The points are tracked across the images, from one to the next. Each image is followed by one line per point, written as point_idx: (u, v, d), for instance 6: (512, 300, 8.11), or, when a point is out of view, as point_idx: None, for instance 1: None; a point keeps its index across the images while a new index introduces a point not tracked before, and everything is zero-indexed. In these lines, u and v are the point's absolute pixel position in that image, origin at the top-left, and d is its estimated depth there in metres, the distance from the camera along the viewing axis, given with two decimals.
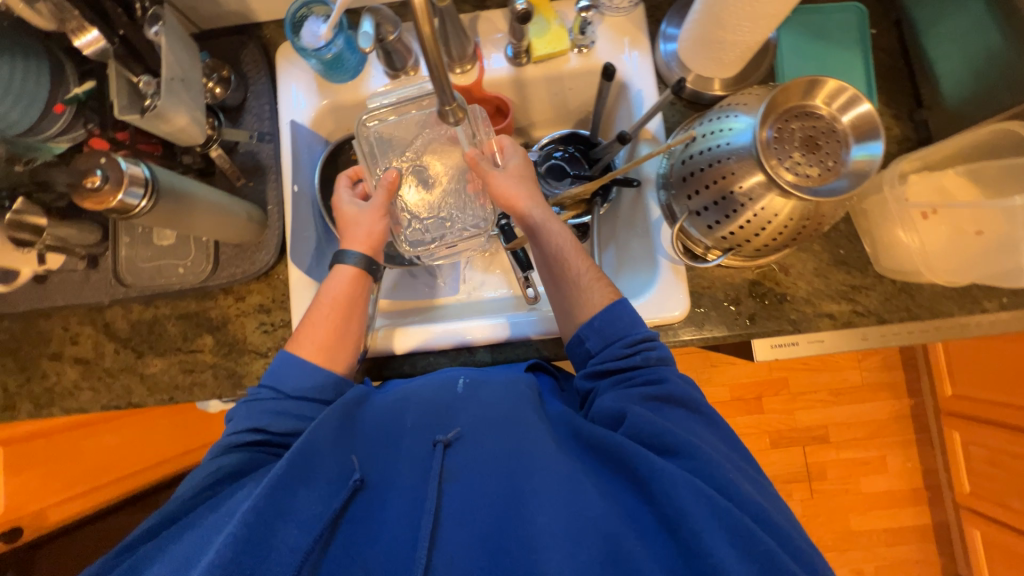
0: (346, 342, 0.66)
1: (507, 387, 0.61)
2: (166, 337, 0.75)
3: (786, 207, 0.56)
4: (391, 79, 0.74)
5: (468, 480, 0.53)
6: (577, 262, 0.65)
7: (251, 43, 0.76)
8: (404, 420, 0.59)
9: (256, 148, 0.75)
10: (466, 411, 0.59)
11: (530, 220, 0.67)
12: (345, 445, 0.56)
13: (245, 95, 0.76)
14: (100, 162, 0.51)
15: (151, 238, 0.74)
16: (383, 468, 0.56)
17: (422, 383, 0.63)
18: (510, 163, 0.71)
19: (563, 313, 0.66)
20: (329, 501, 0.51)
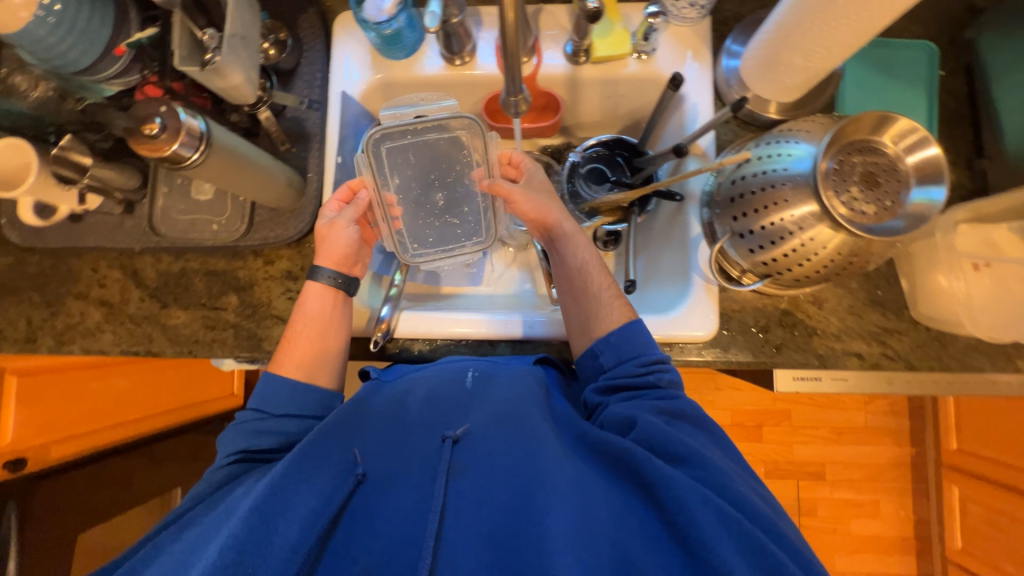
0: (326, 352, 0.64)
1: (517, 380, 0.61)
2: (191, 291, 0.75)
3: (835, 240, 0.55)
4: (446, 62, 0.74)
5: (473, 477, 0.53)
6: (598, 277, 0.66)
7: (311, 9, 0.76)
8: (411, 411, 0.59)
9: (304, 115, 0.74)
10: (473, 410, 0.59)
11: (560, 229, 0.67)
12: (348, 436, 0.55)
13: (298, 61, 0.75)
14: (160, 110, 0.52)
15: (190, 191, 0.74)
16: (385, 460, 0.56)
17: (427, 375, 0.63)
18: (535, 174, 0.72)
19: (579, 328, 0.66)
20: (332, 495, 0.51)
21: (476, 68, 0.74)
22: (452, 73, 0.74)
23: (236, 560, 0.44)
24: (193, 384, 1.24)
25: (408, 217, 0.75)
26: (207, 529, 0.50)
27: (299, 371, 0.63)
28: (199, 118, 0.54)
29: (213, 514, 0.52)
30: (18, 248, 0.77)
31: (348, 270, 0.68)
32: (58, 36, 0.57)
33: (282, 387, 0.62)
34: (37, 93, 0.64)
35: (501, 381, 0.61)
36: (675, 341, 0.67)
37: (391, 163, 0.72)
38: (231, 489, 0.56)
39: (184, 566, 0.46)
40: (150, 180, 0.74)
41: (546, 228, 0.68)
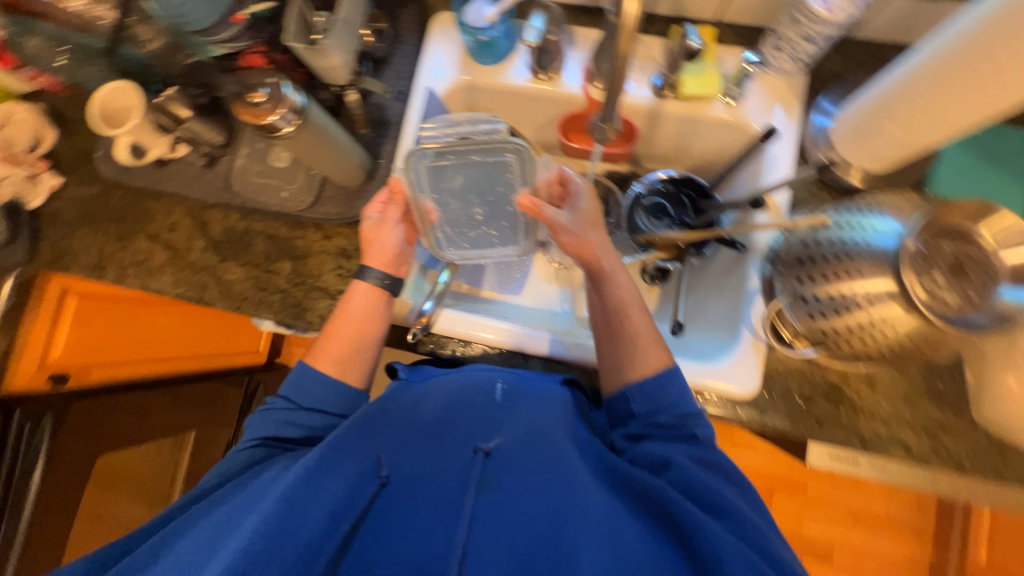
0: (358, 351, 0.65)
1: (548, 403, 0.61)
2: (250, 250, 0.78)
3: (906, 323, 0.52)
4: (532, 76, 0.75)
5: (503, 492, 0.52)
6: (635, 318, 0.63)
7: (413, 6, 0.79)
8: (442, 416, 0.58)
9: (387, 103, 0.77)
10: (504, 425, 0.58)
11: (597, 267, 0.65)
12: (371, 436, 0.55)
13: (392, 52, 0.78)
14: (268, 81, 0.56)
15: (268, 156, 0.77)
16: (408, 465, 0.55)
17: (458, 381, 0.62)
18: (581, 203, 0.68)
19: (611, 368, 0.63)
20: (357, 495, 0.51)
21: (560, 86, 0.75)
22: (536, 87, 0.75)
23: (263, 547, 0.45)
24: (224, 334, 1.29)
25: (447, 221, 0.74)
26: (231, 511, 0.50)
27: (332, 368, 0.63)
28: (299, 93, 0.58)
29: (239, 495, 0.52)
30: (105, 181, 0.82)
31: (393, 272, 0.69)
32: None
33: (314, 380, 0.62)
34: (152, 42, 0.68)
35: (530, 399, 0.61)
36: (714, 392, 0.66)
37: (435, 180, 0.71)
38: (258, 470, 0.56)
39: (211, 548, 0.47)
40: (235, 139, 0.79)
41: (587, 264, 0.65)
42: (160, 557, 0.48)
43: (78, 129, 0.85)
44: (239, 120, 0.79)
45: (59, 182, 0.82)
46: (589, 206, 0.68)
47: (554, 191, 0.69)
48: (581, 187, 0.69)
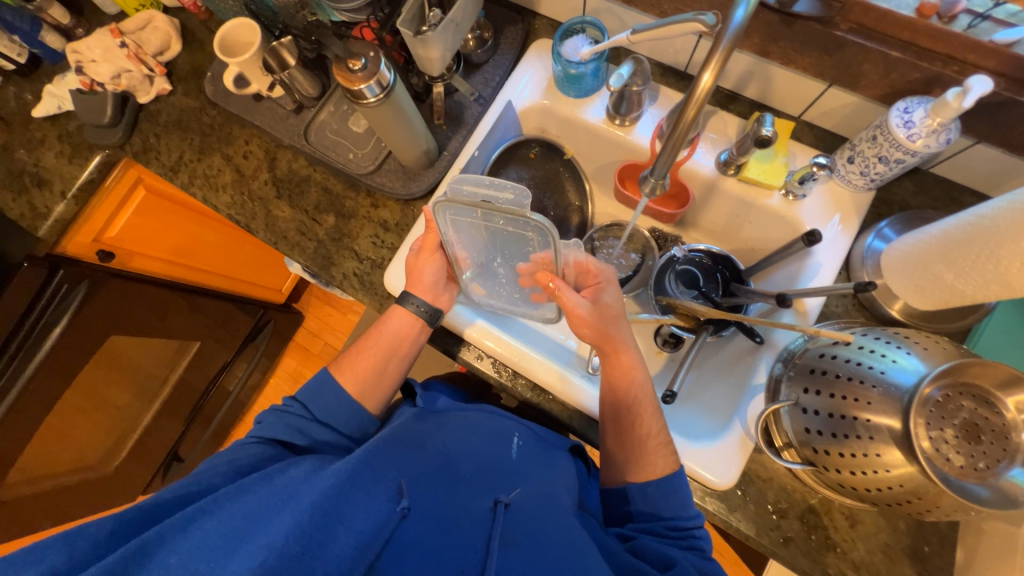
0: (383, 372, 0.71)
1: (554, 472, 0.68)
2: (304, 196, 0.83)
3: (903, 470, 0.49)
4: (608, 118, 0.78)
5: (524, 544, 0.55)
6: (647, 420, 0.65)
7: (519, 25, 0.83)
8: (463, 466, 0.64)
9: (467, 104, 0.82)
10: (520, 484, 0.63)
11: (618, 360, 0.67)
12: (395, 463, 0.58)
13: (487, 60, 0.83)
14: (369, 53, 0.60)
15: (349, 120, 0.83)
16: (425, 502, 0.56)
17: (481, 433, 0.69)
18: (602, 298, 0.68)
19: (616, 466, 0.66)
20: (379, 524, 0.51)
21: (631, 135, 0.77)
22: (608, 129, 0.78)
23: (297, 552, 0.45)
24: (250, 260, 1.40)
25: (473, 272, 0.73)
26: (262, 507, 0.51)
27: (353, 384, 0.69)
28: (394, 72, 0.63)
29: (269, 489, 0.53)
30: (205, 100, 0.90)
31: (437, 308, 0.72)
32: None
33: (333, 394, 0.67)
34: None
35: (540, 463, 0.69)
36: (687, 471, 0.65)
37: (460, 232, 0.64)
38: (283, 468, 0.58)
39: (239, 537, 0.47)
40: (326, 95, 0.84)
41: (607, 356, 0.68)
42: (182, 535, 0.48)
43: (199, 48, 0.94)
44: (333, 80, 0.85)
45: (167, 88, 0.91)
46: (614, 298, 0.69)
47: (581, 274, 0.70)
48: (603, 276, 0.69)
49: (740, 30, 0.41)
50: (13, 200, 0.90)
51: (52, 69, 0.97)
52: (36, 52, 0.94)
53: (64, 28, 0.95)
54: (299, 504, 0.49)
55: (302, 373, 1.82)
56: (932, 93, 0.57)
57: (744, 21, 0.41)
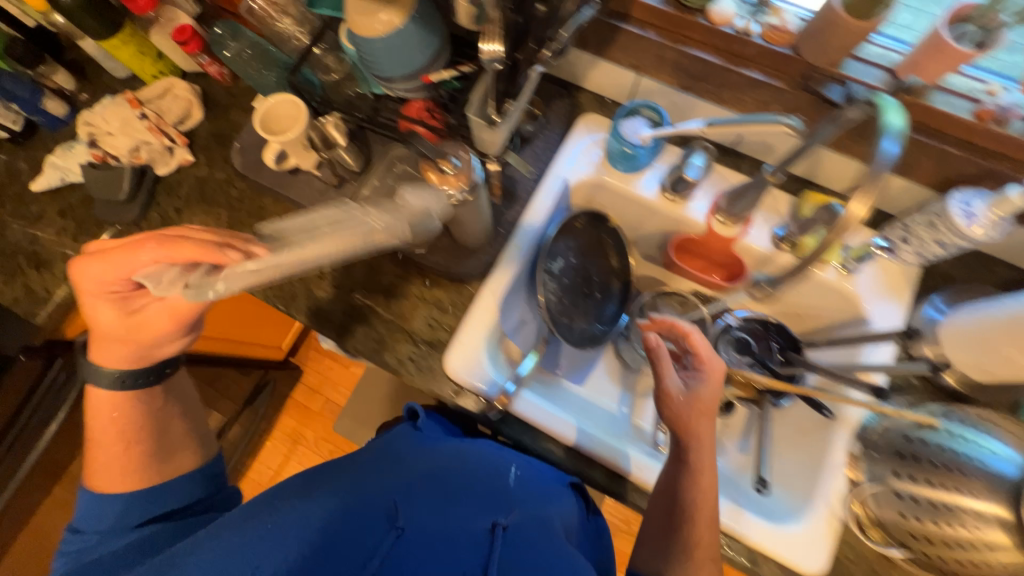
0: (116, 446, 0.64)
1: (548, 494, 0.72)
2: (349, 274, 0.78)
3: (1013, 559, 0.50)
4: (661, 191, 0.79)
5: (517, 567, 0.60)
6: (701, 528, 0.61)
7: (566, 99, 0.84)
8: (456, 487, 0.67)
9: (520, 179, 0.81)
10: (515, 508, 0.67)
11: (692, 459, 0.64)
12: (393, 486, 0.64)
13: (536, 133, 0.82)
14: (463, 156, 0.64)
15: (396, 196, 0.80)
16: (418, 519, 0.62)
17: (483, 454, 0.73)
18: (699, 386, 0.68)
19: (650, 546, 0.64)
20: (374, 544, 0.58)
21: (685, 210, 0.78)
22: (662, 204, 0.79)
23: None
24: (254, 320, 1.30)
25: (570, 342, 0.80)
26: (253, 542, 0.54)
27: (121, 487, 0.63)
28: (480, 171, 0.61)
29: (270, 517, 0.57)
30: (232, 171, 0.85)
31: (135, 368, 0.65)
32: (387, 53, 0.65)
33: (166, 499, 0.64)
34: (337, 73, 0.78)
35: (539, 493, 0.71)
36: (778, 559, 0.63)
37: None
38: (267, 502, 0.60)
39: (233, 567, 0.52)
40: (368, 169, 0.81)
41: (224, 248, 0.56)
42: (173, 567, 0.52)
43: (222, 115, 0.88)
44: (376, 153, 0.83)
45: (190, 159, 0.84)
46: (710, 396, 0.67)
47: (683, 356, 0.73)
48: (708, 368, 0.69)
49: (892, 162, 0.44)
50: (6, 284, 0.80)
51: (50, 136, 0.88)
52: (34, 118, 0.86)
53: (67, 94, 0.88)
54: (293, 537, 0.55)
55: (300, 433, 1.68)
56: (986, 184, 0.61)
57: (899, 150, 0.45)
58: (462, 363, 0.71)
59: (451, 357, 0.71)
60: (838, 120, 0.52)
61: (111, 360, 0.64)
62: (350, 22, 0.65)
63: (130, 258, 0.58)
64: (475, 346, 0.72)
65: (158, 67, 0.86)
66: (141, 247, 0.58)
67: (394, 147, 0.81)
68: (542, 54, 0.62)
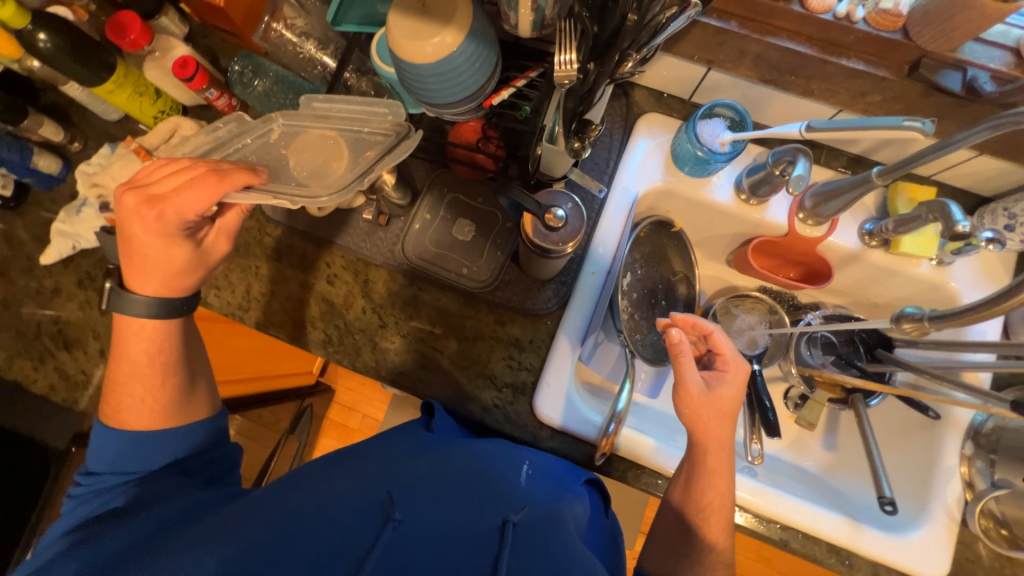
0: (144, 381, 0.54)
1: (569, 483, 0.56)
2: (413, 320, 0.73)
3: None
4: (738, 195, 0.73)
5: (533, 570, 0.41)
6: (715, 529, 0.58)
7: (622, 100, 0.77)
8: (459, 470, 0.51)
9: (585, 196, 0.74)
10: (524, 498, 0.50)
11: (702, 460, 0.59)
12: (387, 476, 0.49)
13: (595, 142, 0.76)
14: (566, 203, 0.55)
15: (451, 228, 0.73)
16: (420, 510, 0.46)
17: (494, 444, 0.58)
18: (719, 387, 0.59)
19: (661, 547, 0.59)
20: (359, 542, 0.41)
21: (765, 212, 0.73)
22: (737, 208, 0.74)
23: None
24: (286, 353, 1.23)
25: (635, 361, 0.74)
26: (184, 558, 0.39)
27: (149, 424, 0.54)
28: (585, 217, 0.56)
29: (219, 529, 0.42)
30: (263, 217, 0.76)
31: (172, 296, 0.55)
32: (438, 78, 0.57)
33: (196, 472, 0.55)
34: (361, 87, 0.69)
35: (558, 484, 0.55)
36: (902, 568, 0.63)
37: None
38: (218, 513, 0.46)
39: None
40: (416, 202, 0.74)
41: (255, 172, 0.51)
42: None
43: None
44: (421, 183, 0.75)
45: None
46: (731, 397, 0.58)
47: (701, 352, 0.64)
48: (730, 367, 0.60)
49: None
50: (38, 370, 0.73)
51: (47, 196, 0.79)
52: (25, 179, 0.76)
53: (57, 146, 0.78)
54: (238, 536, 0.41)
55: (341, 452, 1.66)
56: None
57: None
58: (554, 406, 0.68)
59: (542, 403, 0.68)
60: (1017, 123, 0.44)
61: (150, 289, 0.54)
62: (394, 48, 0.55)
63: (188, 189, 0.49)
64: (565, 385, 0.69)
65: (159, 106, 0.74)
66: (193, 184, 0.49)
67: (441, 174, 0.74)
68: (625, 66, 0.55)
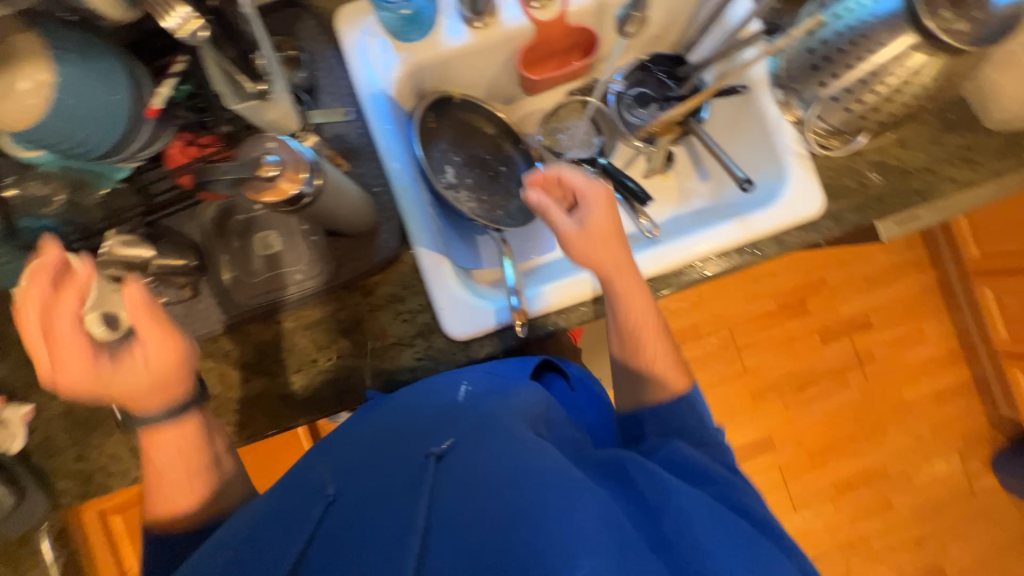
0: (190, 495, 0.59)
1: (498, 380, 0.60)
2: (298, 351, 0.69)
3: (927, 66, 0.57)
4: (470, 26, 0.69)
5: (458, 488, 0.44)
6: (652, 348, 0.64)
7: (306, 15, 0.69)
8: (395, 423, 0.54)
9: (346, 128, 0.68)
10: (457, 423, 0.52)
11: (613, 290, 0.62)
12: (326, 468, 0.53)
13: (314, 74, 0.68)
14: (272, 147, 0.47)
15: (256, 248, 0.67)
16: (362, 478, 0.50)
17: (424, 387, 0.59)
18: (589, 216, 0.62)
19: (626, 383, 0.66)
20: (304, 522, 0.47)
21: (503, 24, 0.70)
22: (477, 38, 0.70)
23: None
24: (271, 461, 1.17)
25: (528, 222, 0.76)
26: None
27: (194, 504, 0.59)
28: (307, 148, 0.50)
29: None
30: None
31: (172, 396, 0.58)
32: (75, 125, 0.49)
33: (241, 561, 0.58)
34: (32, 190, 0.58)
35: (494, 388, 0.58)
36: (791, 225, 0.69)
37: None
38: None
39: None
40: (206, 253, 0.67)
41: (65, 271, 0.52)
42: None
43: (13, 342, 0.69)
44: (194, 231, 0.67)
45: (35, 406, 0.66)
46: (604, 222, 0.62)
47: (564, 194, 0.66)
48: (589, 194, 0.62)
49: None
50: None
51: None
52: None
53: None
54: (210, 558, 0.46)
55: None
56: None
57: None
58: (456, 320, 0.67)
59: (449, 325, 0.66)
60: None
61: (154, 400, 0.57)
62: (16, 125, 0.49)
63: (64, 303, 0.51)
64: (457, 294, 0.67)
65: None
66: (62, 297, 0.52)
67: (202, 209, 0.66)
68: None
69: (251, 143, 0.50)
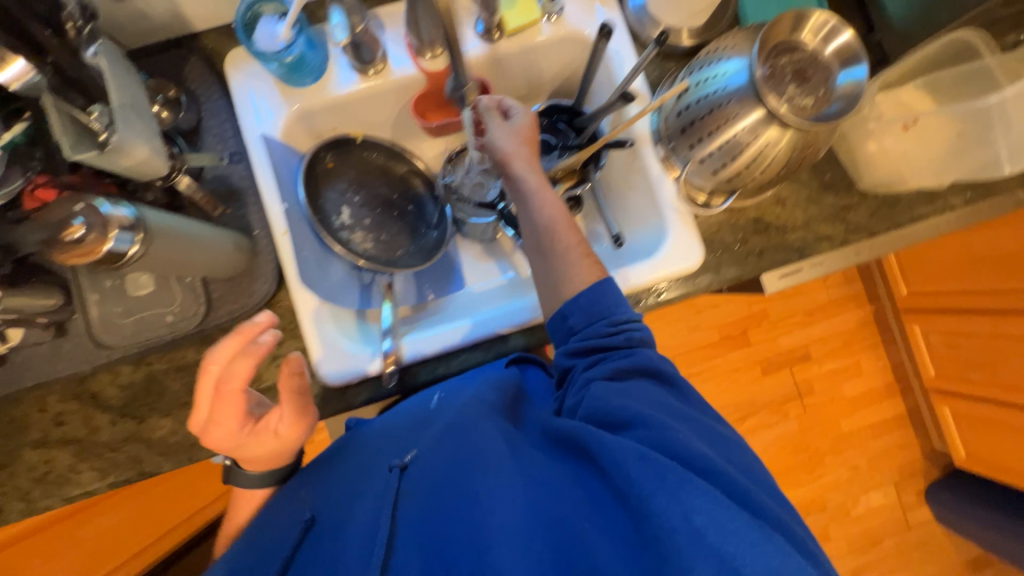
0: None
1: (472, 379, 0.67)
2: (168, 394, 0.67)
3: (784, 139, 0.58)
4: (361, 74, 0.71)
5: (432, 490, 0.54)
6: (566, 235, 0.60)
7: (193, 56, 0.69)
8: (378, 444, 0.64)
9: (228, 170, 0.68)
10: (423, 435, 0.61)
11: (525, 183, 0.62)
12: (307, 496, 0.63)
13: (198, 115, 0.68)
14: (76, 209, 0.45)
15: (127, 289, 0.65)
16: (333, 500, 0.61)
17: (394, 411, 0.68)
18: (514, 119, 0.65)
19: (545, 287, 0.61)
20: (273, 546, 0.58)
21: (393, 74, 0.71)
22: (368, 85, 0.71)
23: None
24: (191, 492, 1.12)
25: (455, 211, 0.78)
26: None
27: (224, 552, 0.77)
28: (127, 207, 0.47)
29: None
30: None
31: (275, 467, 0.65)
32: None
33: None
34: None
35: (458, 392, 0.65)
36: (667, 278, 0.69)
37: None
38: None
39: None
40: (75, 292, 0.66)
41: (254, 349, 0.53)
42: None
43: None
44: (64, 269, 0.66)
45: None
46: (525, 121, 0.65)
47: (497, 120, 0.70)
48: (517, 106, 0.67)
49: None
50: None
51: None
52: None
53: None
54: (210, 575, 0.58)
55: None
56: None
57: None
58: (328, 367, 0.65)
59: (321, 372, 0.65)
60: None
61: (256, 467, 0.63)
62: None
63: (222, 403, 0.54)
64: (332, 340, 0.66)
65: None
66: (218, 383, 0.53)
67: None
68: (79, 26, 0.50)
69: (57, 200, 0.47)
